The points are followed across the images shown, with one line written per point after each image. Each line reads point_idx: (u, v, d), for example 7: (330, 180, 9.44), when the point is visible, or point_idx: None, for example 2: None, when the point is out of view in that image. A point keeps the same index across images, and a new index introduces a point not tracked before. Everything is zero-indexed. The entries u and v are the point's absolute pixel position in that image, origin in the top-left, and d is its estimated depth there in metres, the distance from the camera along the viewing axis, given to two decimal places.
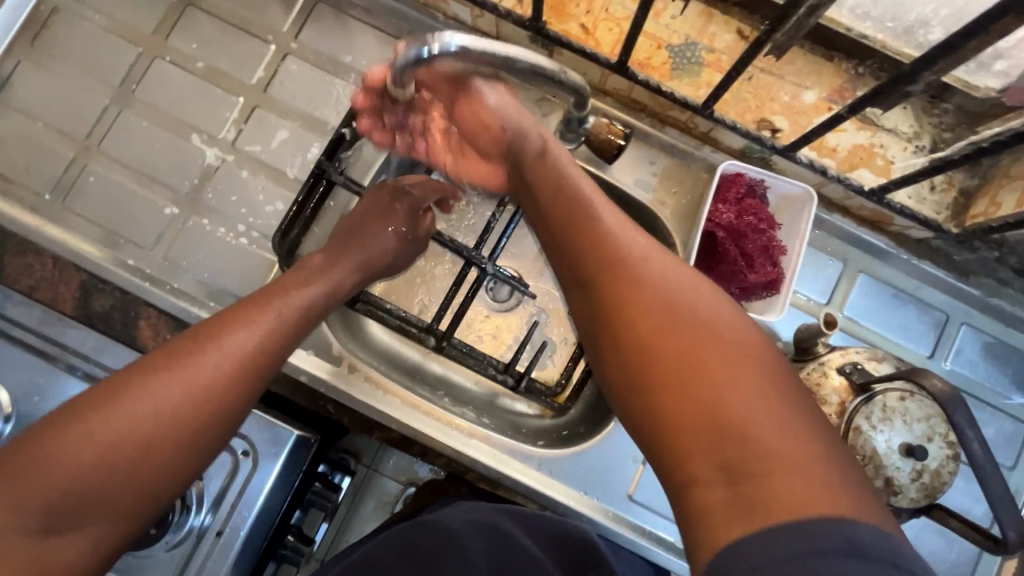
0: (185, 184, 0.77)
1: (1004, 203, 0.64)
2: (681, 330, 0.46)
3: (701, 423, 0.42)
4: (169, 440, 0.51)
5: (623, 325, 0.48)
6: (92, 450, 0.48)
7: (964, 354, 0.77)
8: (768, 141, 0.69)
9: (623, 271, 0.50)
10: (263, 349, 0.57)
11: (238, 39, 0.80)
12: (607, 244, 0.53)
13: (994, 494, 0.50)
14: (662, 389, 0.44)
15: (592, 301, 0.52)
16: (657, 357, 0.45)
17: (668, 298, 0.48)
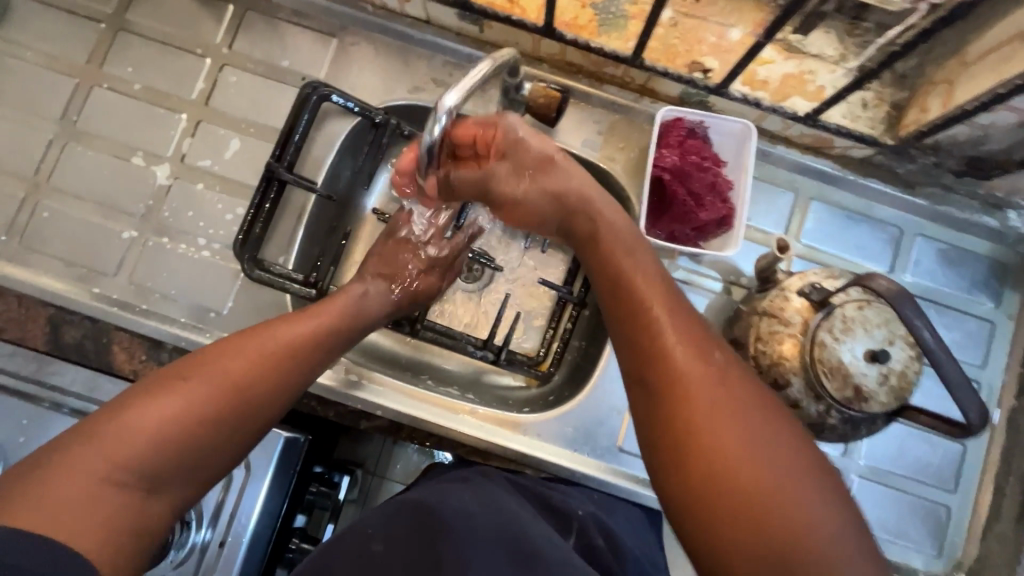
0: (139, 206, 0.78)
1: (931, 108, 0.66)
2: (743, 450, 0.47)
3: (761, 546, 0.44)
4: (193, 435, 0.53)
5: (686, 441, 0.48)
6: (180, 417, 0.53)
7: (922, 264, 0.79)
8: (701, 83, 0.73)
9: (676, 369, 0.51)
10: (277, 368, 0.61)
11: (173, 56, 0.80)
12: (670, 350, 0.52)
13: (949, 377, 0.52)
14: (726, 513, 0.45)
15: (652, 405, 0.52)
16: (719, 467, 0.46)
17: (722, 402, 0.49)
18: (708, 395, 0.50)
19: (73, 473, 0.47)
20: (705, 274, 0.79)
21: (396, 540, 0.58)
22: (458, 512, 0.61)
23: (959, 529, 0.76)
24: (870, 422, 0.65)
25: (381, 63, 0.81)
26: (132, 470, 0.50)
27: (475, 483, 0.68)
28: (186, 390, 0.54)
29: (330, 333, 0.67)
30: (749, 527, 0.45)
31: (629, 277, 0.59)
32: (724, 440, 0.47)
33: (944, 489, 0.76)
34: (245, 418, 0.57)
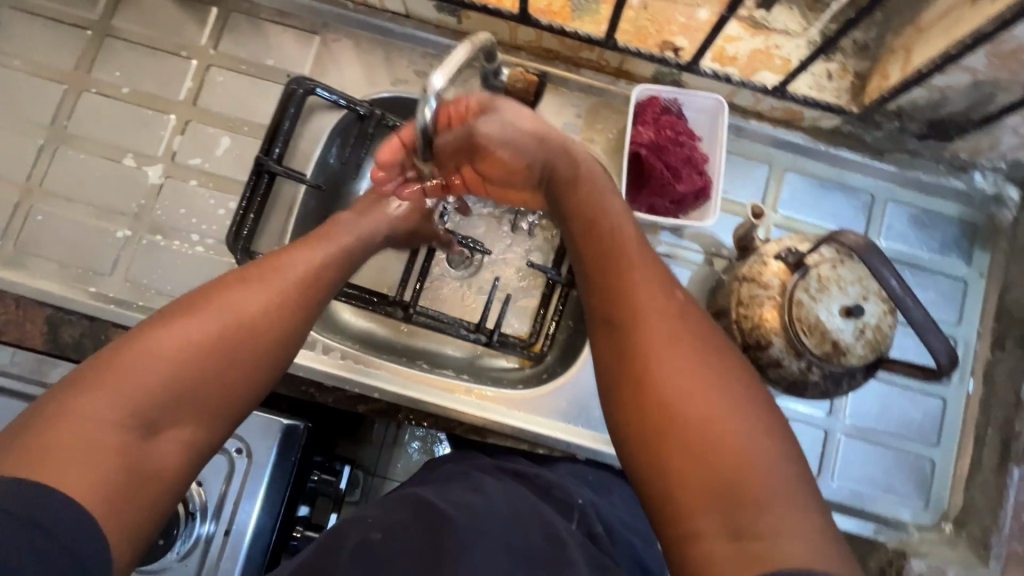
0: (132, 206, 0.79)
1: (891, 74, 0.69)
2: (692, 385, 0.49)
3: (704, 473, 0.46)
4: (204, 372, 0.52)
5: (639, 377, 0.51)
6: (173, 355, 0.51)
7: (894, 228, 0.82)
8: (672, 61, 0.76)
9: (641, 305, 0.54)
10: (280, 303, 0.58)
11: (159, 59, 0.82)
12: (635, 297, 0.55)
13: (917, 322, 0.55)
14: (673, 443, 0.47)
15: (613, 345, 0.54)
16: (673, 400, 0.49)
17: (677, 341, 0.52)
18: (665, 338, 0.52)
19: (73, 417, 0.46)
20: (687, 247, 0.81)
21: (396, 530, 0.59)
22: (463, 507, 0.62)
23: (943, 480, 0.78)
24: (850, 377, 0.67)
25: (363, 57, 0.83)
26: (132, 413, 0.48)
27: (482, 484, 0.68)
28: (178, 330, 0.53)
29: (322, 270, 0.63)
30: (693, 454, 0.46)
31: (599, 232, 0.62)
32: (674, 377, 0.50)
33: (926, 443, 0.79)
34: (243, 355, 0.55)
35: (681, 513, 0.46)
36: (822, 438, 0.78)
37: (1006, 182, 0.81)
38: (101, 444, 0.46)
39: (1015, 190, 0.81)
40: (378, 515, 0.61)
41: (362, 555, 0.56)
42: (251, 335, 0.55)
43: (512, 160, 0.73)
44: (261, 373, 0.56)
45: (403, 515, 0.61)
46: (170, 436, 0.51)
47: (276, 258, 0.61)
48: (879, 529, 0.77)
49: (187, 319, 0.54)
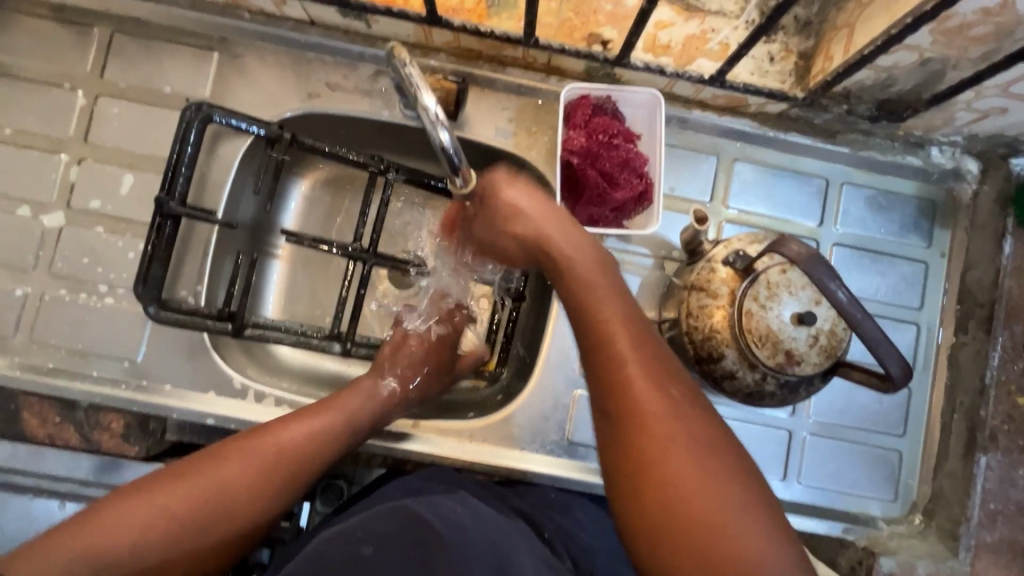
0: (28, 259, 0.72)
1: (835, 55, 0.64)
2: (698, 482, 0.46)
3: (700, 561, 0.44)
4: (181, 538, 0.54)
5: (638, 464, 0.48)
6: (157, 520, 0.54)
7: (851, 213, 0.78)
8: (600, 57, 0.68)
9: (632, 402, 0.50)
10: (269, 483, 0.59)
11: (40, 94, 0.74)
12: (630, 376, 0.51)
13: (868, 335, 0.51)
14: (671, 534, 0.45)
15: (608, 422, 0.51)
16: (682, 502, 0.45)
17: (681, 432, 0.48)
18: (666, 422, 0.48)
19: (52, 554, 0.50)
20: (636, 252, 0.77)
21: (387, 544, 0.55)
22: (454, 523, 0.58)
23: (912, 471, 0.76)
24: (808, 383, 0.64)
25: (270, 73, 0.76)
26: (109, 567, 0.51)
27: (470, 501, 0.64)
28: (158, 495, 0.55)
29: (306, 461, 0.61)
30: (694, 546, 0.44)
31: (594, 309, 0.55)
32: (683, 472, 0.46)
33: (893, 434, 0.77)
34: (225, 521, 0.57)
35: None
36: (786, 439, 0.76)
37: (963, 155, 0.77)
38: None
39: (974, 163, 0.77)
40: (369, 526, 0.57)
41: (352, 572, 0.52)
42: (231, 506, 0.57)
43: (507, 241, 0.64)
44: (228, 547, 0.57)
45: (391, 527, 0.57)
46: None
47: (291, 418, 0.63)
48: (848, 528, 0.74)
49: (177, 485, 0.56)
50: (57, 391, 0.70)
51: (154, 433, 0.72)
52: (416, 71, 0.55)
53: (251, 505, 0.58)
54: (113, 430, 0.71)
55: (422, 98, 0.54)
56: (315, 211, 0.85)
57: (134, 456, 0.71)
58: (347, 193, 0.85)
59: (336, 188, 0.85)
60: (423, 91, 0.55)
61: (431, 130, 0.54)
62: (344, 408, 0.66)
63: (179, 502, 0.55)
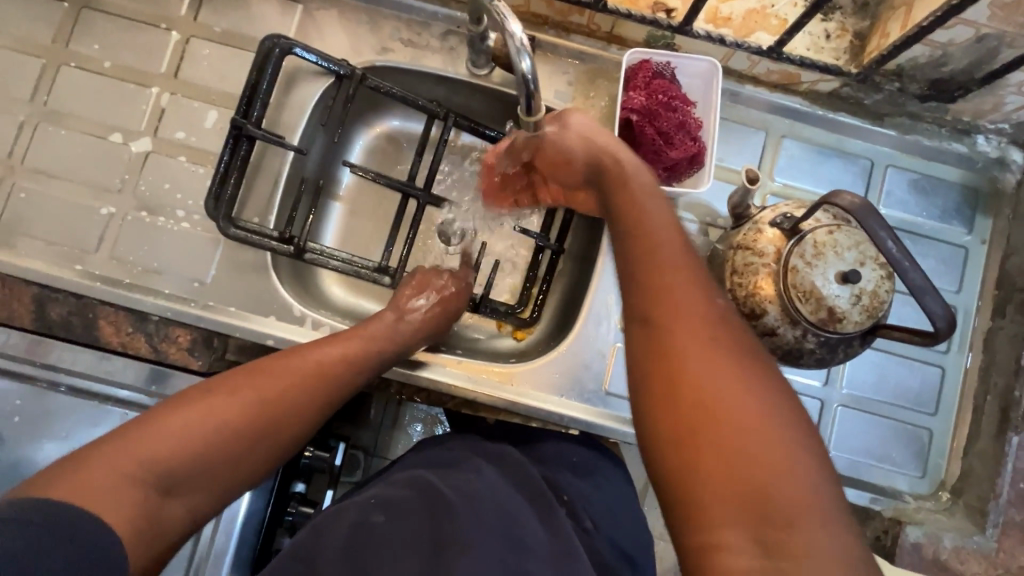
0: (115, 181, 0.78)
1: (891, 32, 0.67)
2: (730, 391, 0.44)
3: (732, 488, 0.41)
4: (230, 439, 0.57)
5: (676, 384, 0.46)
6: (208, 423, 0.56)
7: (894, 195, 0.80)
8: (664, 23, 0.72)
9: (669, 308, 0.49)
10: (310, 389, 0.63)
11: (139, 32, 0.80)
12: (674, 295, 0.50)
13: (914, 284, 0.53)
14: (710, 439, 0.43)
15: (641, 346, 0.49)
16: (713, 407, 0.44)
17: (712, 337, 0.47)
18: (699, 345, 0.47)
19: (101, 455, 0.50)
20: (682, 217, 0.80)
21: (396, 511, 0.59)
22: (466, 492, 0.61)
23: (941, 450, 0.78)
24: (847, 344, 0.66)
25: (347, 26, 0.81)
26: (155, 471, 0.51)
27: (483, 468, 0.66)
28: (208, 402, 0.57)
29: (335, 375, 0.66)
30: (725, 451, 0.42)
31: (639, 235, 0.55)
32: (713, 380, 0.45)
33: (924, 412, 0.78)
34: (271, 434, 0.60)
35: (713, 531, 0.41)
36: (819, 408, 0.77)
37: (1008, 145, 0.79)
38: (129, 482, 0.50)
39: (1019, 153, 0.79)
40: (389, 494, 0.62)
41: (360, 533, 0.56)
42: (272, 412, 0.60)
43: (567, 151, 0.67)
44: (259, 457, 0.59)
45: (408, 493, 0.62)
46: (182, 500, 0.53)
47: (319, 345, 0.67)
48: (876, 498, 0.76)
49: (220, 393, 0.58)
50: (133, 304, 0.75)
51: (217, 350, 0.76)
52: (503, 5, 0.59)
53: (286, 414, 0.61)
54: (180, 344, 0.75)
55: (509, 26, 0.57)
56: (376, 160, 0.90)
57: (197, 369, 0.75)
58: (405, 145, 0.91)
59: (396, 140, 0.91)
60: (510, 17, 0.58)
61: (514, 54, 0.57)
62: (365, 339, 0.70)
63: (226, 419, 0.57)
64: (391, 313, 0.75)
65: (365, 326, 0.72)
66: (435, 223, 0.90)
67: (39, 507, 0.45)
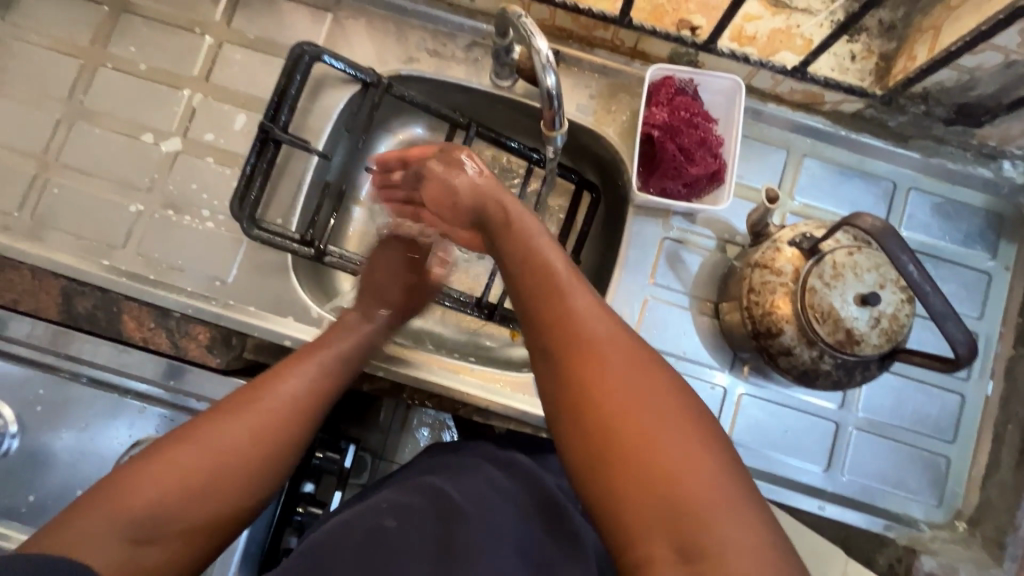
0: (145, 179, 0.81)
1: (919, 55, 0.67)
2: (637, 407, 0.45)
3: (651, 497, 0.42)
4: (214, 478, 0.53)
5: (593, 402, 0.46)
6: (191, 468, 0.53)
7: (916, 218, 0.80)
8: (688, 40, 0.73)
9: (574, 335, 0.50)
10: (296, 410, 0.60)
11: (174, 36, 0.83)
12: (574, 322, 0.50)
13: (936, 310, 0.53)
14: (628, 460, 0.44)
15: (553, 377, 0.49)
16: (620, 426, 0.45)
17: (620, 357, 0.48)
18: (602, 364, 0.48)
19: (79, 515, 0.48)
20: (700, 234, 0.80)
21: (410, 516, 0.59)
22: (478, 500, 0.61)
23: (958, 478, 0.76)
24: (864, 367, 0.65)
25: (374, 35, 0.83)
26: (134, 525, 0.48)
27: (492, 474, 0.66)
28: (188, 443, 0.54)
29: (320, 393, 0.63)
30: (639, 464, 0.43)
31: (528, 260, 0.55)
32: (628, 398, 0.46)
33: (942, 440, 0.77)
34: (258, 469, 0.56)
35: (642, 548, 0.42)
36: (833, 431, 0.77)
37: None
38: (111, 540, 0.47)
39: None
40: (403, 501, 0.62)
41: (374, 537, 0.56)
42: (256, 445, 0.56)
43: (455, 188, 0.66)
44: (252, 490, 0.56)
45: (421, 500, 0.61)
46: (164, 551, 0.50)
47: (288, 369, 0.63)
48: (891, 525, 0.75)
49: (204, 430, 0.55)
50: (151, 298, 0.78)
51: (235, 347, 0.76)
52: (531, 21, 0.60)
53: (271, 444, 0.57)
54: (199, 341, 0.75)
55: (536, 42, 0.59)
56: None
57: (215, 367, 0.75)
58: (425, 153, 0.92)
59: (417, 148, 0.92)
60: (537, 32, 0.59)
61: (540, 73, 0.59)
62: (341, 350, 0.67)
63: (210, 460, 0.54)
64: (356, 316, 0.72)
65: (333, 338, 0.68)
66: None
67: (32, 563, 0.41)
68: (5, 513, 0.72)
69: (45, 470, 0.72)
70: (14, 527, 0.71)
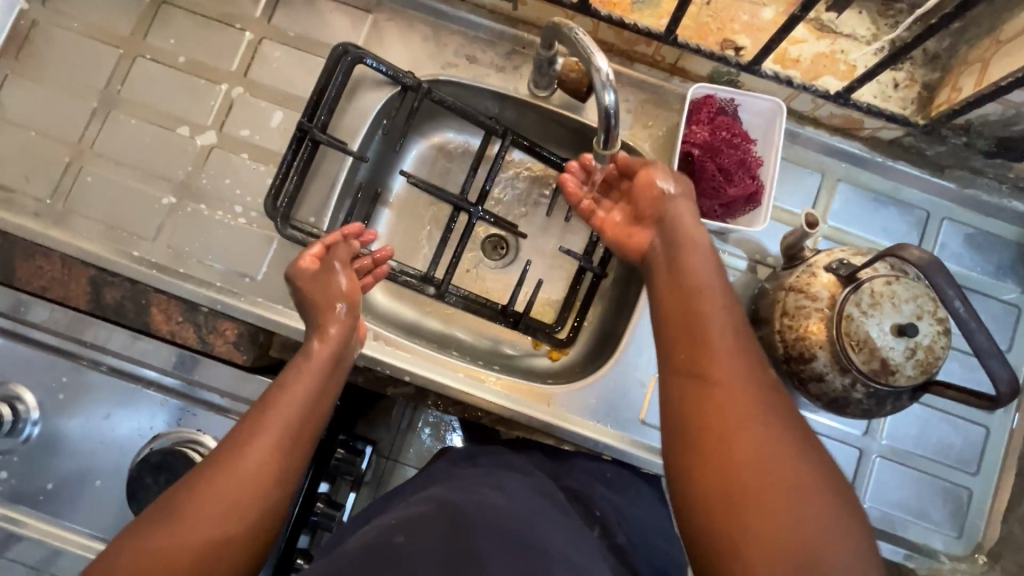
0: (179, 172, 0.81)
1: (964, 87, 0.68)
2: (770, 461, 0.46)
3: (768, 528, 0.43)
4: (212, 530, 0.50)
5: (720, 450, 0.48)
6: (184, 528, 0.49)
7: (949, 247, 0.79)
8: (732, 60, 0.73)
9: (709, 384, 0.52)
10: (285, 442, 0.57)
11: (214, 30, 0.83)
12: (707, 333, 0.55)
13: (979, 346, 0.53)
14: (748, 511, 0.45)
15: (671, 384, 0.54)
16: (742, 477, 0.46)
17: (741, 414, 0.49)
18: (732, 378, 0.51)
19: None
20: (731, 252, 0.79)
21: (417, 530, 0.53)
22: (488, 509, 0.57)
23: (980, 511, 0.76)
24: (896, 397, 0.65)
25: (415, 38, 0.83)
26: None
27: (505, 483, 0.64)
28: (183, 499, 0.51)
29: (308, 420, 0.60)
30: (758, 517, 0.44)
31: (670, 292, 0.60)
32: (755, 452, 0.47)
33: (965, 471, 0.77)
34: (251, 506, 0.52)
35: (744, 561, 0.43)
36: (857, 457, 0.76)
37: None
38: None
39: None
40: (408, 514, 0.57)
41: (380, 551, 0.51)
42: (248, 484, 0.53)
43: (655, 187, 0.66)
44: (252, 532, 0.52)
45: (428, 511, 0.57)
46: None
47: (273, 402, 0.58)
48: (909, 555, 0.75)
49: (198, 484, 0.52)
50: (162, 286, 0.78)
51: (262, 345, 0.75)
52: (587, 38, 0.61)
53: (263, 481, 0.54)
54: (227, 337, 0.74)
55: (596, 60, 0.60)
56: (429, 168, 0.91)
57: (241, 364, 0.73)
58: (457, 157, 0.92)
59: (450, 150, 0.91)
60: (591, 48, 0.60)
61: (601, 90, 0.60)
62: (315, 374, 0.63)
63: (204, 513, 0.50)
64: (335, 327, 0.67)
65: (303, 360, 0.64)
66: (479, 238, 0.91)
67: None
68: (27, 500, 0.74)
69: (64, 455, 0.73)
70: (40, 517, 0.73)
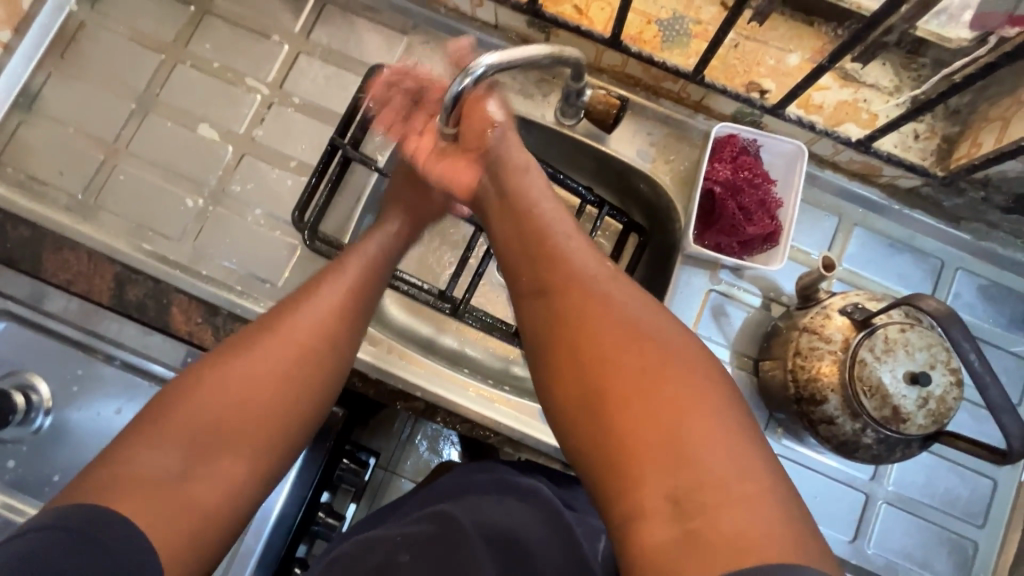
0: (210, 178, 0.83)
1: (984, 143, 0.69)
2: (657, 386, 0.46)
3: (657, 451, 0.43)
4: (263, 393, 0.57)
5: (597, 367, 0.48)
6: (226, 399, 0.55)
7: (962, 297, 0.80)
8: (757, 102, 0.75)
9: (573, 291, 0.53)
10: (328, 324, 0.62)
11: (253, 42, 0.86)
12: (576, 275, 0.54)
13: (994, 401, 0.53)
14: (643, 432, 0.44)
15: (558, 359, 0.51)
16: (617, 395, 0.46)
17: (634, 331, 0.49)
18: (611, 318, 0.50)
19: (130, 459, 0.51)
20: (745, 289, 0.80)
21: (420, 548, 0.57)
22: (488, 530, 0.59)
23: (985, 565, 0.75)
24: (906, 445, 0.65)
25: (447, 61, 0.85)
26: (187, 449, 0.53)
27: (516, 503, 0.63)
28: (231, 367, 0.57)
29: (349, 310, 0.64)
30: (653, 442, 0.43)
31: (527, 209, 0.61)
32: (657, 392, 0.45)
33: (971, 523, 0.76)
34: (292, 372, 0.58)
35: (629, 473, 0.44)
36: (863, 501, 0.76)
37: None
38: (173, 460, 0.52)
39: None
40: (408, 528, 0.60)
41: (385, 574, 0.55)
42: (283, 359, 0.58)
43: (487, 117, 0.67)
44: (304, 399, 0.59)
45: (428, 529, 0.59)
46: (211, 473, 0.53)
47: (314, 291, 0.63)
48: None
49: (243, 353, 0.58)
50: (175, 280, 0.77)
51: None
52: (534, 51, 0.63)
53: (308, 355, 0.60)
54: None
55: (481, 56, 0.61)
56: None
57: None
58: None
59: None
60: (506, 59, 0.61)
61: (467, 65, 0.61)
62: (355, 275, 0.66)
63: (252, 387, 0.57)
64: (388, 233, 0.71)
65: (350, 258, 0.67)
66: (499, 258, 0.93)
67: (101, 517, 0.47)
68: (34, 492, 0.73)
69: (73, 446, 0.73)
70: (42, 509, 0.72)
